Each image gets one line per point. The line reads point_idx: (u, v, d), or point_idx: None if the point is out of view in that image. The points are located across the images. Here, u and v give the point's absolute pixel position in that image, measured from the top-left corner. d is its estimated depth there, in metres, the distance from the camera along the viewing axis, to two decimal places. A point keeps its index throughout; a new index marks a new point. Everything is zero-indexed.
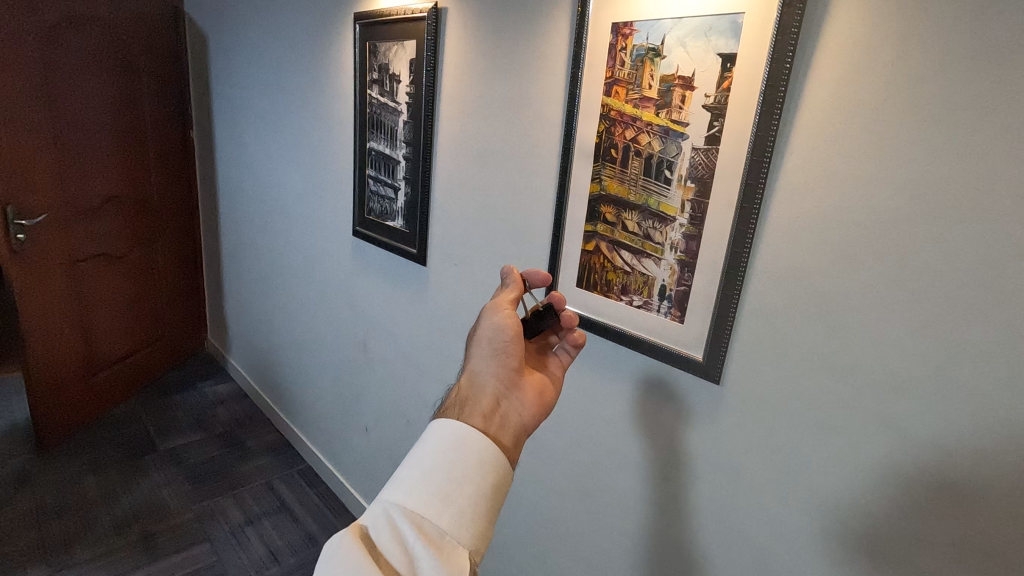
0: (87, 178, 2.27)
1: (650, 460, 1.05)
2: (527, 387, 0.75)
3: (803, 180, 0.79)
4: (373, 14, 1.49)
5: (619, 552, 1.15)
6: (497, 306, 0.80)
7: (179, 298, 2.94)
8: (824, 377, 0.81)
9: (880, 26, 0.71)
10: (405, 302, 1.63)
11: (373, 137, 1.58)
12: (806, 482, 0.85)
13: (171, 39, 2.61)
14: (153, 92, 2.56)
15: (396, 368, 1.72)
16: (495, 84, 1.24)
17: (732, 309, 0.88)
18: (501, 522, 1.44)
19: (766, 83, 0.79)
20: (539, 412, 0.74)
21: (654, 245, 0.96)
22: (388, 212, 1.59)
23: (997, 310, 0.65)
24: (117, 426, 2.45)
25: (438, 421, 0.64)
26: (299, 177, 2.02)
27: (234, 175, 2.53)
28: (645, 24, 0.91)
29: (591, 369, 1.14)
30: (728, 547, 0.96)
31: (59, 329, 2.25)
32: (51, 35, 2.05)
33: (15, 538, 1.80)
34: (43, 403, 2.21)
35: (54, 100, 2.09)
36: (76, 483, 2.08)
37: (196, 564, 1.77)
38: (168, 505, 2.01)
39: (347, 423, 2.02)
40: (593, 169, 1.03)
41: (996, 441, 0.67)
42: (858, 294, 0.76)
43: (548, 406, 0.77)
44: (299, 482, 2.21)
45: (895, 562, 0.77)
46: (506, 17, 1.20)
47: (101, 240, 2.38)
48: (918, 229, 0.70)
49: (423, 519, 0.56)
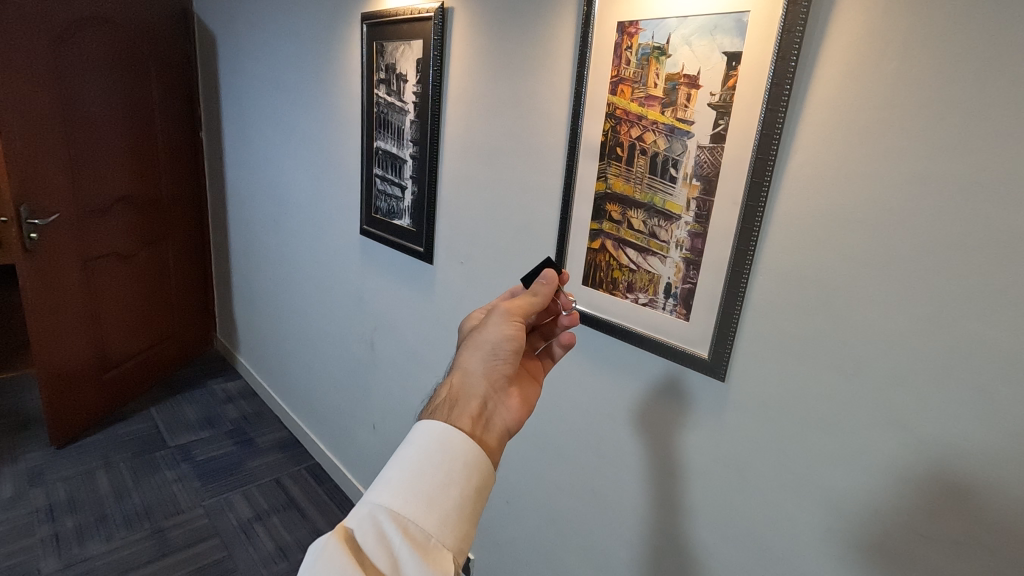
0: (99, 177, 2.30)
1: (654, 459, 1.06)
2: (514, 387, 0.72)
3: (807, 176, 0.80)
4: (379, 15, 1.51)
5: (623, 550, 1.15)
6: (507, 317, 0.75)
7: (189, 296, 2.97)
8: (830, 377, 0.81)
9: (885, 24, 0.71)
10: (413, 301, 1.64)
11: (380, 137, 1.59)
12: (812, 481, 0.85)
13: (181, 39, 2.64)
14: (163, 92, 2.59)
15: (403, 366, 1.73)
16: (500, 84, 1.25)
17: (737, 306, 0.89)
18: (507, 519, 1.45)
19: (771, 80, 0.79)
20: (524, 411, 0.72)
21: (660, 244, 0.97)
22: (395, 211, 1.61)
23: (1003, 307, 0.65)
24: (128, 423, 2.48)
25: (426, 422, 0.64)
26: (308, 177, 2.04)
27: (242, 175, 2.55)
28: (651, 22, 0.92)
29: (598, 367, 1.15)
30: (733, 546, 0.97)
31: (71, 326, 2.28)
32: (63, 36, 2.07)
33: (29, 532, 1.83)
34: (54, 401, 2.23)
35: (66, 100, 2.12)
36: (88, 479, 2.11)
37: (206, 558, 1.80)
38: (178, 501, 2.03)
39: (354, 420, 2.04)
40: (599, 168, 1.04)
41: (1000, 439, 0.67)
42: (863, 293, 0.76)
43: (533, 405, 0.75)
44: (308, 478, 2.23)
45: (900, 561, 0.78)
46: (512, 19, 1.20)
47: (112, 239, 2.41)
48: (923, 227, 0.70)
49: (408, 522, 0.56)
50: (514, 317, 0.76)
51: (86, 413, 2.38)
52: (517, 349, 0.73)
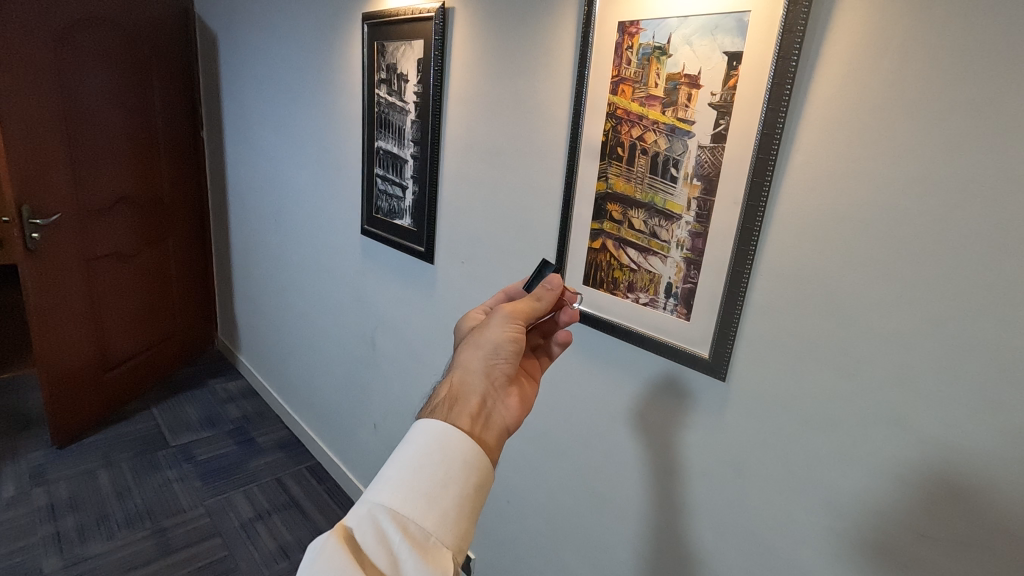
0: (100, 177, 2.31)
1: (655, 458, 1.06)
2: (513, 386, 0.72)
3: (809, 176, 0.80)
4: (380, 15, 1.51)
5: (624, 550, 1.15)
6: (509, 318, 0.75)
7: (190, 296, 2.98)
8: (831, 377, 0.81)
9: (885, 24, 0.71)
10: (414, 301, 1.64)
11: (381, 137, 1.60)
12: (812, 481, 0.85)
13: (182, 38, 2.65)
14: (165, 91, 2.59)
15: (403, 365, 1.73)
16: (501, 84, 1.25)
17: (738, 306, 0.89)
18: (507, 519, 1.45)
19: (772, 80, 0.79)
20: (523, 410, 0.72)
21: (660, 243, 0.97)
22: (396, 211, 1.61)
23: (1003, 307, 0.65)
24: (130, 422, 2.49)
25: (425, 421, 0.64)
26: (308, 177, 2.04)
27: (243, 175, 2.56)
28: (651, 22, 0.92)
29: (598, 367, 1.15)
30: (733, 546, 0.97)
31: (73, 326, 2.28)
32: (64, 37, 2.08)
33: (31, 531, 1.83)
34: (55, 401, 2.24)
35: (67, 100, 2.12)
36: (90, 478, 2.11)
37: (207, 558, 1.80)
38: (180, 500, 2.04)
39: (356, 420, 2.04)
40: (600, 168, 1.04)
41: (999, 439, 0.67)
42: (863, 292, 0.76)
43: (531, 404, 0.75)
44: (309, 478, 2.23)
45: (900, 561, 0.78)
46: (513, 19, 1.21)
47: (113, 239, 2.42)
48: (923, 227, 0.70)
49: (408, 521, 0.56)
50: (517, 319, 0.76)
51: (87, 412, 2.38)
52: (518, 349, 0.73)
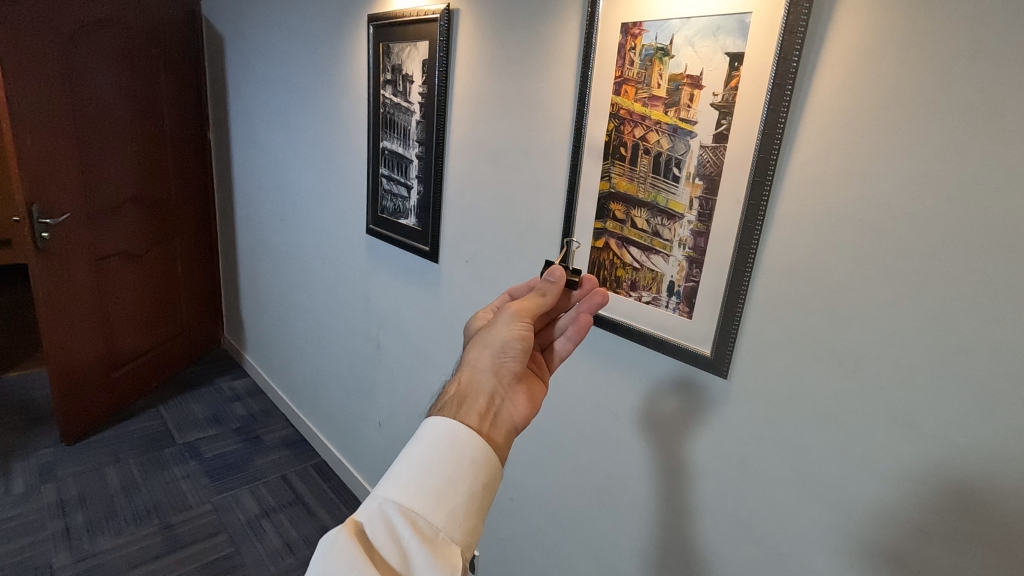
0: (109, 176, 2.33)
1: (657, 456, 1.07)
2: (523, 384, 0.73)
3: (810, 176, 0.80)
4: (385, 16, 1.52)
5: (627, 548, 1.17)
6: (516, 317, 0.75)
7: (197, 293, 3.01)
8: (831, 375, 0.82)
9: (884, 28, 0.72)
10: (419, 300, 1.66)
11: (386, 137, 1.61)
12: (814, 478, 0.86)
13: (188, 39, 2.67)
14: (171, 91, 2.61)
15: (408, 364, 1.75)
16: (504, 85, 1.27)
17: (739, 305, 0.90)
18: (511, 515, 1.47)
19: (773, 81, 0.80)
20: (533, 407, 0.73)
21: (663, 242, 0.98)
22: (401, 211, 1.63)
23: (1000, 305, 0.66)
24: (136, 420, 2.51)
25: (435, 419, 0.65)
26: (315, 177, 2.05)
27: (249, 174, 2.58)
28: (654, 23, 0.93)
29: (602, 365, 1.16)
30: (736, 544, 0.98)
31: (83, 324, 2.31)
32: (74, 39, 2.10)
33: (41, 526, 1.86)
34: (65, 399, 2.26)
35: (77, 100, 2.15)
36: (98, 475, 2.13)
37: (213, 554, 1.82)
38: (187, 496, 2.06)
39: (359, 416, 2.06)
40: (602, 167, 1.05)
41: (998, 436, 0.68)
42: (863, 292, 0.77)
43: (542, 400, 0.75)
44: (313, 475, 2.25)
45: (899, 559, 0.79)
46: (516, 22, 1.22)
47: (121, 238, 2.44)
48: (923, 229, 0.71)
49: (418, 517, 0.58)
50: (524, 317, 0.76)
51: (95, 410, 2.40)
52: (525, 347, 0.73)
